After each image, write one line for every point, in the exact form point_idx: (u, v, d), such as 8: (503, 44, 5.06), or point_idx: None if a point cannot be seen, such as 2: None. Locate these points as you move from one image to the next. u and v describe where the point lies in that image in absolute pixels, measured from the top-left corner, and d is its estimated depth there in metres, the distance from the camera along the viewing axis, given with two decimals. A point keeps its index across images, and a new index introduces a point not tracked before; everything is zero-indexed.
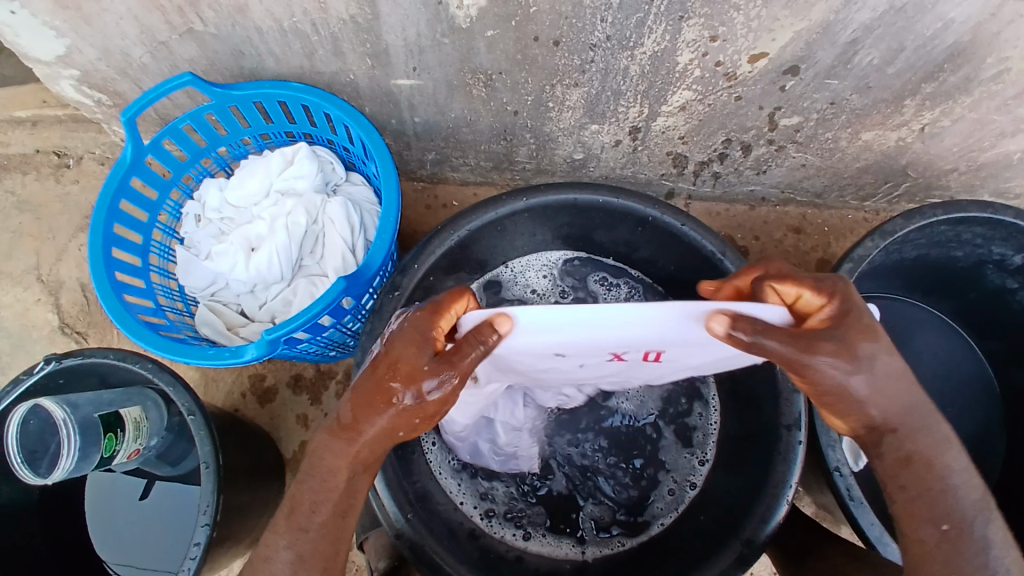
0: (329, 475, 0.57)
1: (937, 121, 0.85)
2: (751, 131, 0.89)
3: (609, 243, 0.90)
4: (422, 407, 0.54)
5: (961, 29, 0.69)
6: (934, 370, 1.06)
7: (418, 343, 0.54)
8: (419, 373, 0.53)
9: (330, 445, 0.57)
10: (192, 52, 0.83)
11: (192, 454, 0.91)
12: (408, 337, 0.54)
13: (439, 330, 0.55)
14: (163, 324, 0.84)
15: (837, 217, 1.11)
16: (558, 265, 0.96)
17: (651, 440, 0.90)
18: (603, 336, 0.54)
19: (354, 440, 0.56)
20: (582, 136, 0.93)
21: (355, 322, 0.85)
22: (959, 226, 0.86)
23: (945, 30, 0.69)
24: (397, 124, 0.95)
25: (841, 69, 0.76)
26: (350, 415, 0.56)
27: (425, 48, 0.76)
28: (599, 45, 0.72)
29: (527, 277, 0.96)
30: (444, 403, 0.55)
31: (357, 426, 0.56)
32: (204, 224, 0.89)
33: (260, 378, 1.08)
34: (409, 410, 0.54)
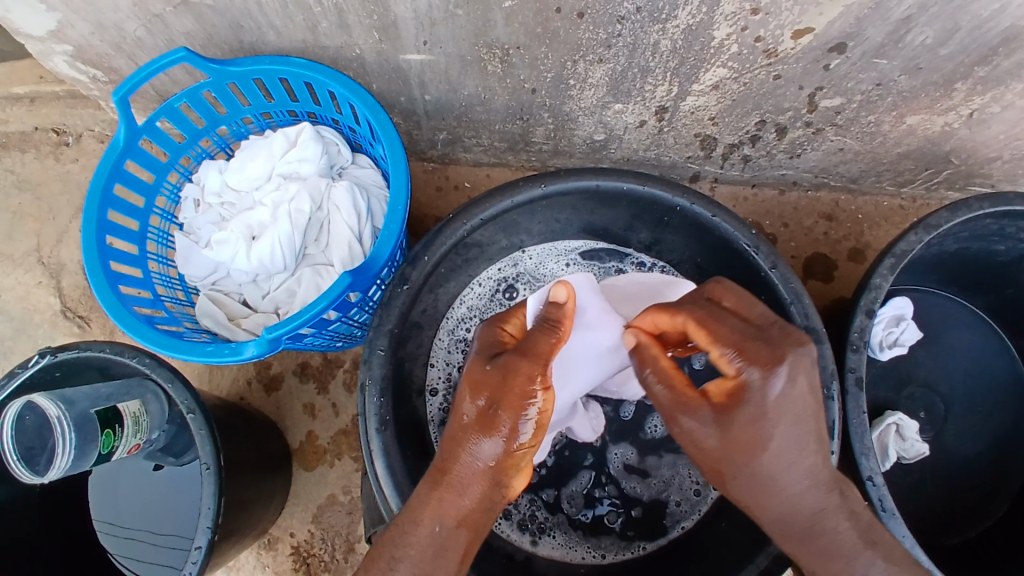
0: (411, 528, 0.57)
1: (987, 106, 0.79)
2: (787, 113, 0.82)
3: (611, 226, 0.86)
4: (504, 417, 0.57)
5: (1018, 12, 0.63)
6: (966, 368, 1.01)
7: (484, 351, 0.62)
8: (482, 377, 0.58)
9: (428, 498, 0.58)
10: (189, 25, 0.77)
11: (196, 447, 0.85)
12: (478, 353, 0.62)
13: (505, 334, 0.64)
14: (162, 317, 0.80)
15: (872, 204, 1.04)
16: (575, 254, 0.92)
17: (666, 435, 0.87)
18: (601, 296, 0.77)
19: (453, 486, 0.58)
20: (603, 116, 0.87)
21: (362, 314, 0.80)
22: (1005, 219, 0.80)
23: (1003, 11, 0.63)
24: (407, 102, 0.90)
25: (891, 48, 0.69)
26: (441, 458, 0.59)
27: (436, 20, 0.70)
28: (628, 18, 0.66)
29: (548, 266, 0.92)
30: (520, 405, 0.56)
31: (451, 467, 0.58)
32: (204, 209, 0.85)
33: (266, 366, 1.04)
34: (492, 426, 0.57)
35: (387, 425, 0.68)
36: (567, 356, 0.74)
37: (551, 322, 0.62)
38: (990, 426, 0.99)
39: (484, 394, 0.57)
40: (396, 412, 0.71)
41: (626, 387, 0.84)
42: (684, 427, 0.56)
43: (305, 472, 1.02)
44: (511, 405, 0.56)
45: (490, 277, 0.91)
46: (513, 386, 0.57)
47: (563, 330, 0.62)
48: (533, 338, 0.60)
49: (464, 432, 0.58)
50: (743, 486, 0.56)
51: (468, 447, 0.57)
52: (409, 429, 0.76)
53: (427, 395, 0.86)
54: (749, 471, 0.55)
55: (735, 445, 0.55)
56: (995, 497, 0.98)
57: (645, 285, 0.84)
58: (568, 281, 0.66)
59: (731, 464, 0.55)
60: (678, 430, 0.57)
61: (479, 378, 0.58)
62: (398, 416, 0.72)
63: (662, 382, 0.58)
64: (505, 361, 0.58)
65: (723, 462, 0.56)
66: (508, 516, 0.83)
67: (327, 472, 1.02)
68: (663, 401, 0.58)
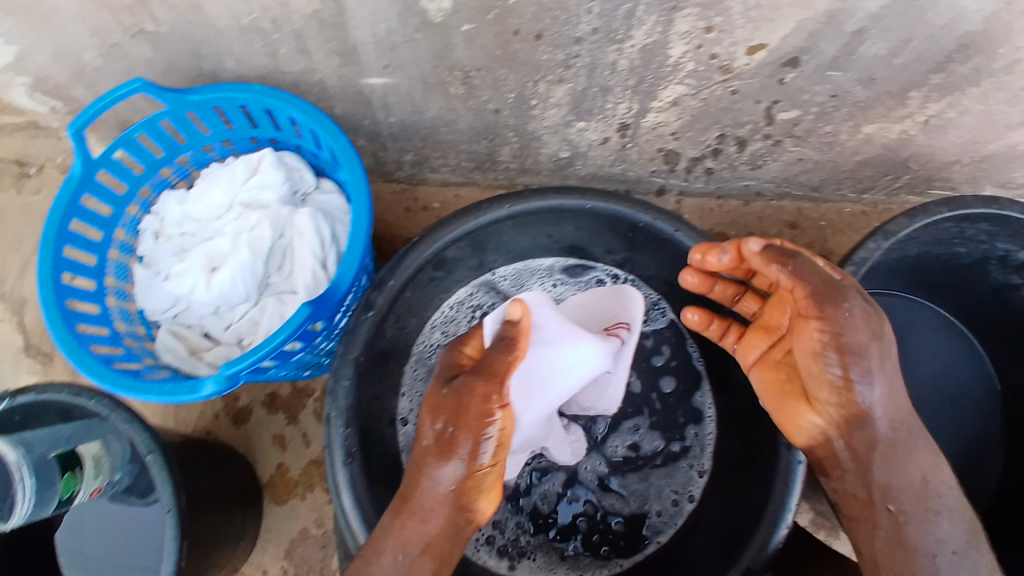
0: (375, 557, 0.59)
1: (943, 112, 0.81)
2: (746, 126, 0.84)
3: (585, 246, 0.86)
4: (461, 438, 0.59)
5: (974, 19, 0.66)
6: (933, 370, 1.03)
7: (443, 373, 0.64)
8: (438, 400, 0.61)
9: (390, 526, 0.60)
10: (148, 54, 0.77)
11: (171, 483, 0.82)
12: (435, 376, 0.64)
13: (464, 354, 0.66)
14: (118, 354, 0.79)
15: (834, 211, 1.07)
16: (559, 272, 0.93)
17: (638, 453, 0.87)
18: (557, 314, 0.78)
19: (416, 513, 0.60)
20: (568, 133, 0.88)
21: (327, 342, 0.78)
22: (965, 222, 0.82)
23: (957, 19, 0.66)
24: (371, 125, 0.89)
25: (844, 60, 0.70)
26: (405, 485, 0.61)
27: (397, 44, 0.70)
28: (585, 38, 0.67)
29: (528, 284, 0.94)
30: (478, 424, 0.59)
31: (413, 494, 0.60)
32: (164, 239, 0.83)
33: (233, 398, 1.02)
34: (451, 448, 0.59)
35: (353, 457, 0.69)
36: (528, 372, 0.75)
37: (508, 341, 0.65)
38: (957, 428, 1.01)
39: (442, 417, 0.60)
40: (364, 442, 0.72)
41: (597, 400, 0.85)
42: (850, 309, 0.61)
43: (276, 506, 1.00)
44: (469, 426, 0.59)
45: (463, 296, 0.92)
46: (470, 406, 0.59)
47: (520, 348, 0.66)
48: (490, 358, 0.63)
49: (425, 457, 0.60)
50: (880, 378, 0.62)
51: (428, 472, 0.60)
52: (375, 457, 0.76)
53: (399, 425, 0.86)
54: (887, 365, 0.62)
55: (878, 329, 0.62)
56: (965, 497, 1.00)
57: (601, 304, 0.85)
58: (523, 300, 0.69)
59: (873, 355, 0.62)
60: (834, 315, 0.61)
61: (437, 402, 0.61)
62: (365, 446, 0.72)
63: (817, 268, 0.64)
64: (463, 382, 0.61)
65: (869, 351, 0.61)
66: (487, 544, 0.82)
67: (299, 505, 1.00)
68: (822, 283, 0.62)
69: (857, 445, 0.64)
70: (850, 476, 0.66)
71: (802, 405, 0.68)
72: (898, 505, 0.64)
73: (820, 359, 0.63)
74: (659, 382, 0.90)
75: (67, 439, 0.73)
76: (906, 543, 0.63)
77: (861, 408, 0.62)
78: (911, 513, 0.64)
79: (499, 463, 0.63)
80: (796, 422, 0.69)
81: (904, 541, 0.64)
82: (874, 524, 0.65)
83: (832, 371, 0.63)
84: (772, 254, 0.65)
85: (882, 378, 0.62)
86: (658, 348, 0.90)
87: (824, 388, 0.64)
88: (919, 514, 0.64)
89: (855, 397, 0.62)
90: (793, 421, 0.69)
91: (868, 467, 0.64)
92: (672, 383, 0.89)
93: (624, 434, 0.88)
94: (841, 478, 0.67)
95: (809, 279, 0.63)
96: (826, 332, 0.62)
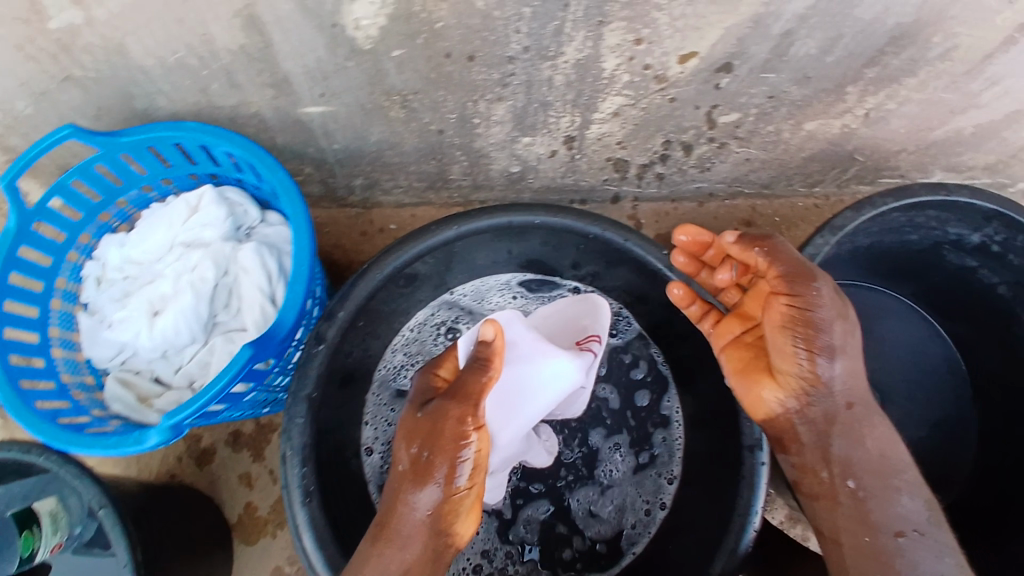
0: None
1: (883, 104, 0.81)
2: (689, 131, 0.84)
3: (549, 260, 0.86)
4: (438, 462, 0.59)
5: (904, 10, 0.65)
6: (898, 357, 1.03)
7: (417, 398, 0.64)
8: (416, 424, 0.61)
9: (367, 555, 0.60)
10: (78, 99, 0.74)
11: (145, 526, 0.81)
12: (411, 401, 0.65)
13: (438, 377, 0.66)
14: (66, 409, 0.77)
15: (788, 206, 1.08)
16: (517, 287, 0.92)
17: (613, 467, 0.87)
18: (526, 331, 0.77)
19: (393, 540, 0.60)
20: (515, 149, 0.88)
21: (281, 378, 0.79)
22: (913, 210, 0.82)
23: (885, 12, 0.65)
24: (315, 153, 0.88)
25: (777, 62, 0.71)
26: (383, 513, 0.61)
27: (329, 73, 0.69)
28: (517, 57, 0.67)
29: (492, 299, 0.93)
30: (455, 446, 0.59)
31: (390, 522, 0.60)
32: (107, 285, 0.82)
33: (195, 439, 1.00)
34: (429, 471, 0.59)
35: (311, 496, 0.67)
36: (505, 392, 0.74)
37: (481, 361, 0.63)
38: (926, 414, 1.02)
39: (417, 441, 0.61)
40: (322, 478, 0.71)
41: (567, 407, 0.86)
42: (820, 288, 0.61)
43: (247, 547, 0.98)
44: (444, 449, 0.59)
45: (423, 317, 0.90)
46: (444, 429, 0.60)
47: (496, 369, 0.63)
48: (463, 379, 0.62)
49: (402, 483, 0.61)
50: (843, 357, 0.63)
51: (405, 499, 0.60)
52: (337, 491, 0.74)
53: (364, 455, 0.84)
54: (849, 344, 0.63)
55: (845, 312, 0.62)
56: (942, 482, 1.01)
57: (572, 313, 0.83)
58: (495, 318, 0.64)
59: (837, 332, 0.62)
60: (805, 293, 0.61)
61: (413, 427, 0.61)
62: (325, 483, 0.71)
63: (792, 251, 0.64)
64: (436, 406, 0.61)
65: (834, 329, 0.61)
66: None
67: (271, 544, 0.98)
68: (795, 265, 0.62)
69: (816, 417, 0.64)
70: (809, 450, 0.66)
71: (766, 381, 0.66)
72: (856, 480, 0.65)
73: (787, 334, 0.62)
74: (633, 397, 0.89)
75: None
76: (868, 521, 0.63)
77: (821, 382, 0.62)
78: (872, 489, 0.64)
79: (478, 484, 0.63)
80: (758, 399, 0.68)
81: (865, 518, 0.64)
82: (834, 500, 0.65)
83: (799, 350, 0.62)
84: (748, 239, 0.66)
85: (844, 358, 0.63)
86: (635, 363, 0.90)
87: (788, 363, 0.63)
88: (883, 501, 0.64)
89: (817, 370, 0.62)
90: (754, 398, 0.68)
91: (829, 440, 0.65)
92: (646, 398, 0.88)
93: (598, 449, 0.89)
94: (800, 453, 0.66)
95: (783, 260, 0.63)
96: (793, 309, 0.61)
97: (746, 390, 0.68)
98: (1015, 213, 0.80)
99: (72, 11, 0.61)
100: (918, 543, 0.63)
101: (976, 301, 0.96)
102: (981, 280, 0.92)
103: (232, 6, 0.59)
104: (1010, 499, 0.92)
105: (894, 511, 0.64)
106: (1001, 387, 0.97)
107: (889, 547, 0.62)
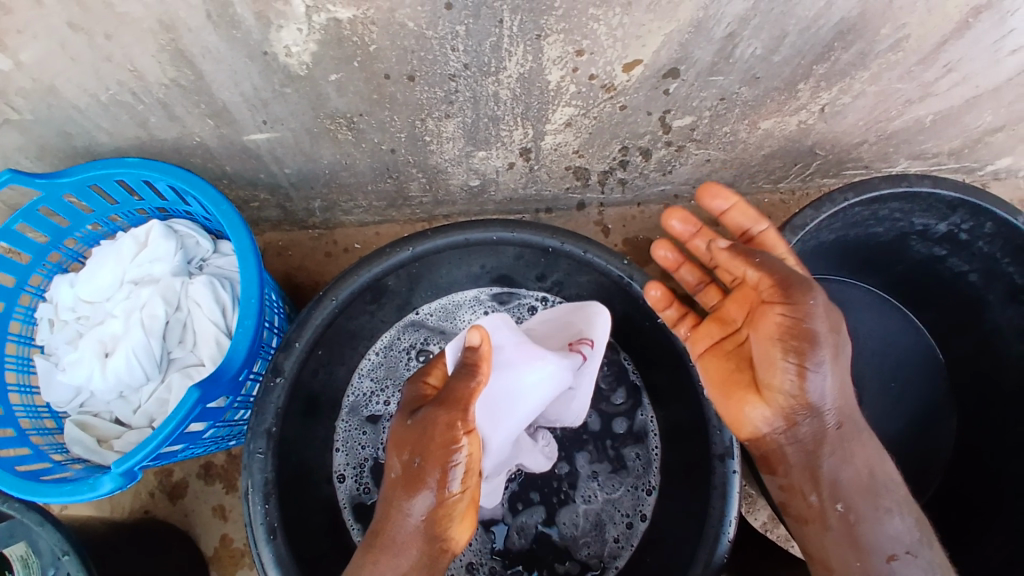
0: None
1: (837, 99, 0.79)
2: (645, 137, 0.83)
3: (513, 273, 0.84)
4: (432, 467, 0.57)
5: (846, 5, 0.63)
6: (872, 349, 1.03)
7: (409, 405, 0.62)
8: (408, 430, 0.59)
9: (362, 564, 0.59)
10: (17, 140, 0.72)
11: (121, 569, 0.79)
12: (404, 410, 0.63)
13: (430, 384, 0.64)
14: (29, 456, 0.75)
15: (754, 202, 1.07)
16: (489, 301, 0.90)
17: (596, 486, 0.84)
18: (517, 335, 0.74)
19: (388, 547, 0.58)
20: (471, 163, 0.86)
21: (239, 411, 0.79)
22: (875, 204, 0.80)
23: (828, 8, 0.63)
24: (268, 178, 0.86)
25: (723, 65, 0.70)
26: (379, 520, 0.60)
27: (268, 100, 0.68)
28: (458, 74, 0.65)
29: (461, 316, 0.91)
30: (449, 449, 0.57)
31: (385, 528, 0.59)
32: (59, 326, 0.81)
33: (166, 474, 0.97)
34: (422, 476, 0.57)
35: (277, 533, 0.65)
36: (490, 399, 0.71)
37: (469, 367, 0.60)
38: (903, 404, 1.02)
39: (408, 448, 0.59)
40: (286, 512, 0.69)
41: (563, 413, 0.81)
42: (815, 301, 0.57)
43: None
44: (436, 455, 0.57)
45: (389, 339, 0.89)
46: (434, 436, 0.57)
47: (484, 374, 0.61)
48: (451, 385, 0.60)
49: (394, 491, 0.59)
50: (835, 375, 0.60)
51: (398, 506, 0.58)
52: (304, 525, 0.73)
53: (336, 482, 0.83)
54: (839, 360, 0.60)
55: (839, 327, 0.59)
56: (925, 471, 1.01)
57: (567, 317, 0.79)
58: (481, 324, 0.62)
59: (829, 347, 0.59)
60: (801, 305, 0.57)
61: (404, 435, 0.59)
62: (288, 517, 0.69)
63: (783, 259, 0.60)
64: (426, 413, 0.59)
65: (827, 344, 0.58)
66: None
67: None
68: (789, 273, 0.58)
69: (803, 436, 0.63)
70: (797, 471, 0.65)
71: (751, 395, 0.65)
72: (846, 502, 0.64)
73: (780, 349, 0.59)
74: (611, 423, 0.87)
75: None
76: (859, 543, 0.63)
77: (808, 400, 0.60)
78: (860, 511, 0.64)
79: (473, 488, 0.61)
80: (743, 416, 0.66)
81: (856, 539, 0.64)
82: (824, 525, 0.65)
83: (789, 364, 0.59)
84: (738, 250, 0.62)
85: (836, 375, 0.61)
86: (613, 391, 0.87)
87: (778, 378, 0.60)
88: (852, 504, 0.64)
89: (805, 387, 0.59)
90: (737, 411, 0.66)
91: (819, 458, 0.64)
92: (623, 425, 0.86)
93: (580, 465, 0.86)
94: (787, 473, 0.65)
95: (775, 270, 0.59)
96: (787, 320, 0.58)
97: (731, 404, 0.67)
98: (980, 200, 0.78)
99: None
100: (910, 563, 0.64)
101: (946, 289, 0.95)
102: (948, 268, 0.92)
103: (157, 39, 0.58)
104: (988, 486, 0.93)
105: (864, 511, 0.64)
106: (974, 373, 0.97)
107: (880, 569, 0.62)
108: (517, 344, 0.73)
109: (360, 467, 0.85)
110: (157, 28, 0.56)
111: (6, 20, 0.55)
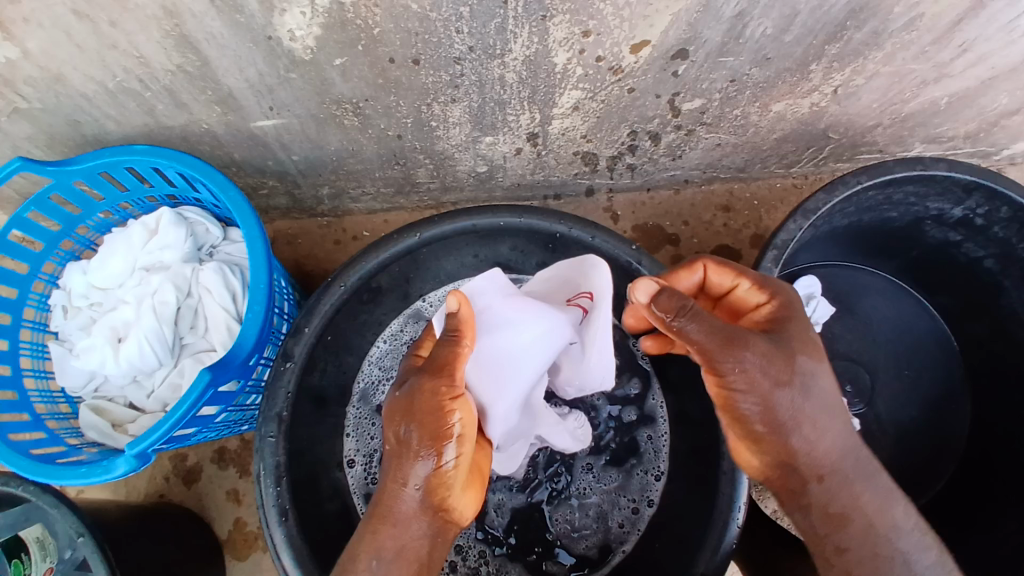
0: (349, 565, 0.57)
1: (850, 80, 0.78)
2: (654, 120, 0.82)
3: (521, 260, 0.84)
4: (421, 434, 0.57)
5: None
6: (887, 335, 1.01)
7: (400, 375, 0.62)
8: (395, 399, 0.59)
9: (363, 534, 0.58)
10: (28, 130, 0.73)
11: (136, 556, 0.78)
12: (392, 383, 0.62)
13: (418, 354, 0.64)
14: (43, 439, 0.76)
15: (766, 187, 1.05)
16: None
17: (591, 477, 0.83)
18: (509, 297, 0.72)
19: (388, 517, 0.58)
20: (478, 149, 0.86)
21: (250, 396, 0.80)
22: (889, 187, 0.78)
23: None
24: (276, 165, 0.86)
25: (733, 45, 0.68)
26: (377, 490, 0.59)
27: (273, 86, 0.67)
28: (463, 58, 0.65)
29: None
30: (441, 413, 0.58)
31: (384, 500, 0.58)
32: (73, 313, 0.82)
33: (181, 458, 0.99)
34: (412, 444, 0.57)
35: (288, 515, 0.66)
36: (484, 365, 0.68)
37: (452, 335, 0.60)
38: (919, 391, 1.00)
39: (397, 418, 0.58)
40: (298, 496, 0.69)
41: (584, 381, 0.77)
42: (744, 362, 0.54)
43: (239, 562, 0.97)
44: (425, 421, 0.57)
45: (395, 328, 0.88)
46: (421, 404, 0.57)
47: (467, 342, 0.60)
48: (436, 352, 0.60)
49: (388, 462, 0.59)
50: (809, 420, 0.56)
51: (393, 476, 0.58)
52: (315, 510, 0.73)
53: (346, 467, 0.83)
54: (803, 409, 0.56)
55: (791, 368, 0.55)
56: (942, 458, 0.99)
57: (573, 276, 0.73)
58: (460, 289, 0.61)
59: (787, 396, 0.55)
60: (732, 371, 0.54)
61: (392, 404, 0.59)
62: (300, 502, 0.70)
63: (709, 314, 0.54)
64: (412, 383, 0.59)
65: (778, 398, 0.55)
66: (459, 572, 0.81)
67: (262, 558, 0.97)
68: (711, 337, 0.54)
69: (792, 479, 0.58)
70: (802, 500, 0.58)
71: (735, 440, 0.61)
72: None
73: (732, 413, 0.57)
74: (618, 411, 0.85)
75: (9, 528, 0.71)
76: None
77: (783, 449, 0.57)
78: (864, 552, 0.57)
79: (467, 458, 0.60)
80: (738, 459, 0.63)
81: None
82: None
83: (745, 419, 0.56)
84: (658, 308, 0.55)
85: (810, 418, 0.56)
86: (624, 380, 0.86)
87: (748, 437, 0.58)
88: None
89: (768, 437, 0.56)
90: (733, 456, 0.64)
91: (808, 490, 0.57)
92: (633, 414, 0.84)
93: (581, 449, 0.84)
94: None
95: (701, 336, 0.54)
96: (723, 387, 0.55)
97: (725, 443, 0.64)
98: (994, 183, 0.77)
99: (6, 46, 0.59)
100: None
101: (962, 274, 0.93)
102: (965, 253, 0.90)
103: (161, 26, 0.58)
104: (1004, 474, 0.91)
105: None
106: (991, 359, 0.95)
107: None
108: (508, 305, 0.71)
109: (370, 455, 0.84)
110: (160, 14, 0.56)
111: (10, 9, 0.55)
